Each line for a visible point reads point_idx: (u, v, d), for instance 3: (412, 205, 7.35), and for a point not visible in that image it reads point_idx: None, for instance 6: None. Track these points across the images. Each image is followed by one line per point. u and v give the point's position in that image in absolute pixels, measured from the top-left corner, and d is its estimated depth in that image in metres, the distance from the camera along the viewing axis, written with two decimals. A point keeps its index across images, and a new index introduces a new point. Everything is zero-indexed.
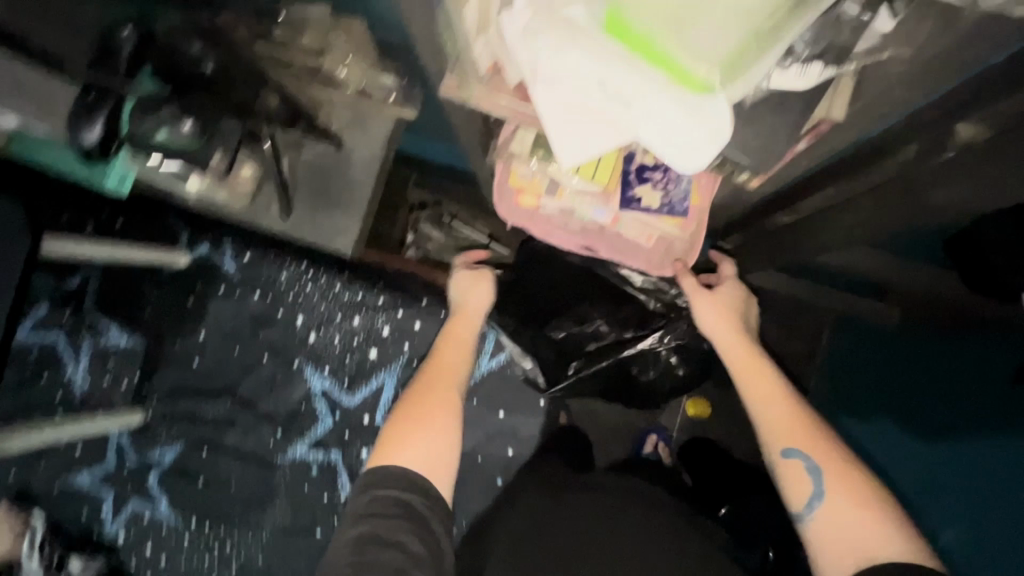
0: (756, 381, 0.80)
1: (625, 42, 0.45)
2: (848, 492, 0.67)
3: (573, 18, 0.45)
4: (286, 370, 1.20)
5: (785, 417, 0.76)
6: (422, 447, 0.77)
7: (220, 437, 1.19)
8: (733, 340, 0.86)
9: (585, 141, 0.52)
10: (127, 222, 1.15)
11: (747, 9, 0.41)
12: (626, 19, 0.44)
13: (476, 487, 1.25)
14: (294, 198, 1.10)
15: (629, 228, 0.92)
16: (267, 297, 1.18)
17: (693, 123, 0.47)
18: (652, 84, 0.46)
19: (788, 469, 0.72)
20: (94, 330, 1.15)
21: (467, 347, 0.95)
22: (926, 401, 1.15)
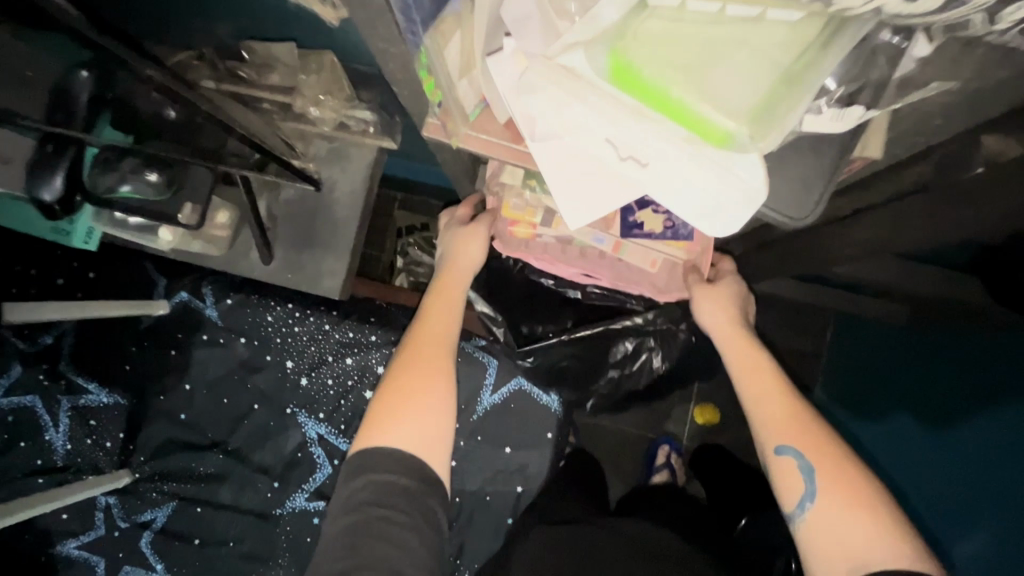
0: (747, 371, 0.68)
1: (634, 93, 0.32)
2: (845, 493, 0.56)
3: (569, 69, 0.33)
4: (279, 417, 1.09)
5: (779, 407, 0.64)
6: (412, 430, 0.66)
7: (214, 494, 1.09)
8: (727, 329, 0.74)
9: (594, 201, 0.41)
10: (100, 274, 1.11)
11: (768, 48, 0.32)
12: (631, 65, 0.32)
13: (490, 535, 1.04)
14: (274, 242, 0.95)
15: (633, 256, 0.80)
16: (253, 342, 1.10)
17: (723, 186, 0.35)
18: (670, 143, 0.33)
19: (777, 469, 0.60)
20: (74, 390, 1.11)
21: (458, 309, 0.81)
22: (947, 391, 0.96)
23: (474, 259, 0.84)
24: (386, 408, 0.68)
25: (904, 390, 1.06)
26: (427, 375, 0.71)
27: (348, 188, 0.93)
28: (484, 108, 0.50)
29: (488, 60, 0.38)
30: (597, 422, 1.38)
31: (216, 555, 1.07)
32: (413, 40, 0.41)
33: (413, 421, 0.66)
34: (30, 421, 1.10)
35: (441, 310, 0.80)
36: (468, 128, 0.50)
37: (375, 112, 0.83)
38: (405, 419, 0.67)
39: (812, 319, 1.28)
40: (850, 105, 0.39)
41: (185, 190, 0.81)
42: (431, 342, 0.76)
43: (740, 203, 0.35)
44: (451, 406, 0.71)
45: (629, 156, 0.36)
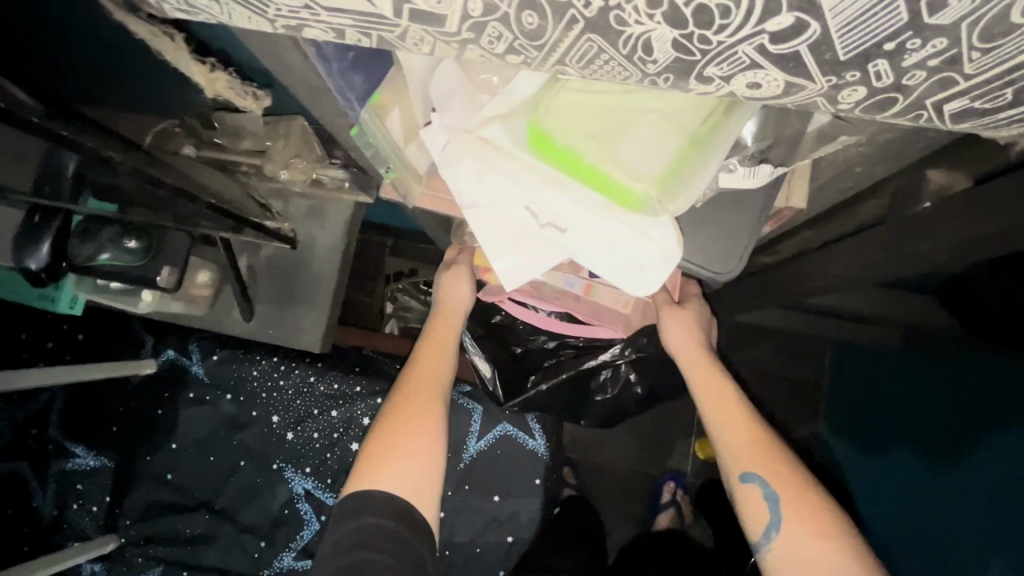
0: (712, 399, 0.71)
1: (551, 159, 0.37)
2: (807, 520, 0.60)
3: (492, 139, 0.37)
4: (266, 473, 1.08)
5: (739, 435, 0.67)
6: (404, 469, 0.67)
7: (198, 557, 1.07)
8: (692, 353, 0.77)
9: (528, 263, 0.45)
10: (89, 336, 1.13)
11: (673, 115, 0.37)
12: (549, 134, 0.36)
13: None
14: (255, 298, 0.96)
15: (606, 297, 0.80)
16: (239, 398, 1.10)
17: (639, 245, 0.40)
18: (588, 205, 0.39)
19: (743, 497, 0.64)
20: (61, 454, 1.11)
21: (446, 352, 0.82)
22: (937, 424, 0.94)
23: (462, 301, 0.85)
24: (377, 448, 0.69)
25: (897, 425, 1.03)
26: (417, 415, 0.72)
27: (327, 243, 0.95)
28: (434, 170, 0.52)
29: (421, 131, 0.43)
30: (598, 462, 1.35)
31: None
32: (352, 115, 0.43)
33: (401, 464, 0.67)
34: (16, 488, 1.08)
35: (433, 351, 0.82)
36: (421, 188, 0.52)
37: (346, 169, 0.86)
38: (398, 458, 0.67)
39: (808, 347, 1.26)
40: (760, 163, 0.42)
41: (163, 256, 0.83)
42: (423, 382, 0.77)
43: (659, 265, 0.41)
44: (441, 445, 0.71)
45: (547, 221, 0.41)
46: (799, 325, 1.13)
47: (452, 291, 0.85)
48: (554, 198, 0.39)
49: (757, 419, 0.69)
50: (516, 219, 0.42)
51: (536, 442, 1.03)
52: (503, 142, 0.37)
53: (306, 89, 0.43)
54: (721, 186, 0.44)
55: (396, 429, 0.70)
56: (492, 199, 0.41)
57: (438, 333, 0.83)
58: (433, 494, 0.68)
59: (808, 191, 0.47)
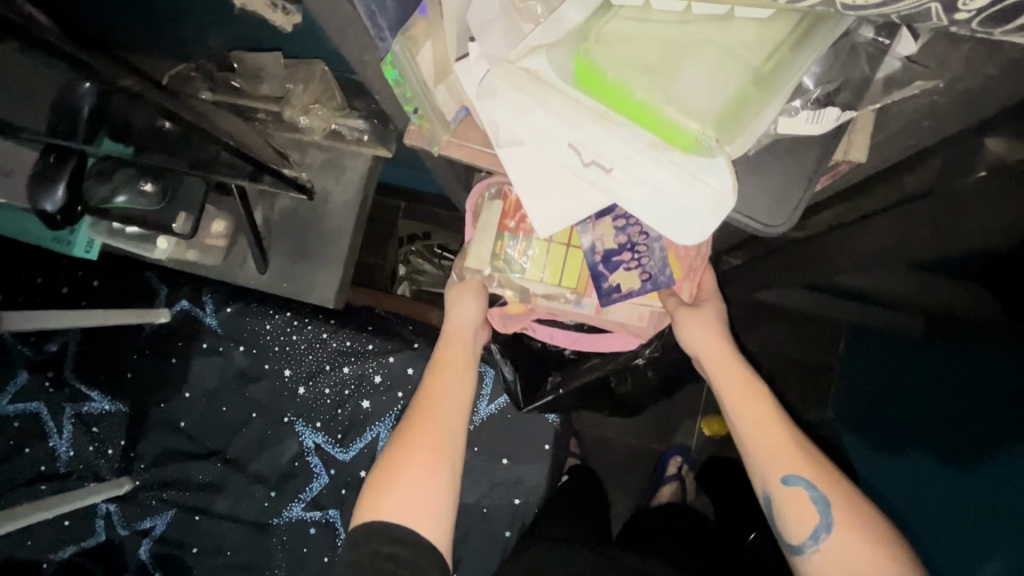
0: (740, 400, 0.69)
1: (598, 95, 0.35)
2: (856, 523, 0.60)
3: (533, 69, 0.35)
4: (277, 426, 1.09)
5: (774, 436, 0.66)
6: (406, 497, 0.66)
7: (210, 503, 1.09)
8: (716, 352, 0.74)
9: (565, 208, 0.44)
10: (103, 283, 1.13)
11: (736, 47, 0.35)
12: (598, 66, 0.34)
13: (484, 546, 1.01)
14: (270, 250, 0.94)
15: (620, 313, 0.80)
16: (252, 350, 1.10)
17: (689, 191, 0.37)
18: (637, 145, 0.36)
19: (788, 500, 0.63)
20: (77, 398, 1.13)
21: (460, 374, 0.79)
22: (948, 420, 0.91)
23: (468, 320, 0.82)
24: (384, 467, 0.69)
25: (903, 409, 1.02)
26: (425, 436, 0.71)
27: (343, 198, 0.93)
28: (463, 115, 0.50)
29: (454, 65, 0.41)
30: (603, 436, 1.35)
31: (212, 565, 1.08)
32: (382, 47, 0.42)
33: (402, 494, 0.66)
34: (33, 428, 1.11)
35: (444, 370, 0.79)
36: (448, 135, 0.51)
37: (368, 121, 0.84)
38: (402, 488, 0.67)
39: (828, 330, 1.24)
40: (825, 105, 0.40)
41: (180, 202, 0.82)
42: (432, 403, 0.75)
43: (710, 210, 0.38)
44: (448, 476, 0.70)
45: (592, 160, 0.38)
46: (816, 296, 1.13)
47: (457, 308, 0.82)
48: (600, 138, 0.37)
49: (789, 420, 0.68)
50: (558, 159, 0.40)
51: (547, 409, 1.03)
52: (548, 75, 0.35)
53: (335, 18, 0.41)
54: (781, 133, 0.42)
55: (397, 458, 0.70)
56: (533, 139, 0.39)
57: (448, 352, 0.81)
58: (440, 517, 0.67)
59: (869, 145, 0.43)
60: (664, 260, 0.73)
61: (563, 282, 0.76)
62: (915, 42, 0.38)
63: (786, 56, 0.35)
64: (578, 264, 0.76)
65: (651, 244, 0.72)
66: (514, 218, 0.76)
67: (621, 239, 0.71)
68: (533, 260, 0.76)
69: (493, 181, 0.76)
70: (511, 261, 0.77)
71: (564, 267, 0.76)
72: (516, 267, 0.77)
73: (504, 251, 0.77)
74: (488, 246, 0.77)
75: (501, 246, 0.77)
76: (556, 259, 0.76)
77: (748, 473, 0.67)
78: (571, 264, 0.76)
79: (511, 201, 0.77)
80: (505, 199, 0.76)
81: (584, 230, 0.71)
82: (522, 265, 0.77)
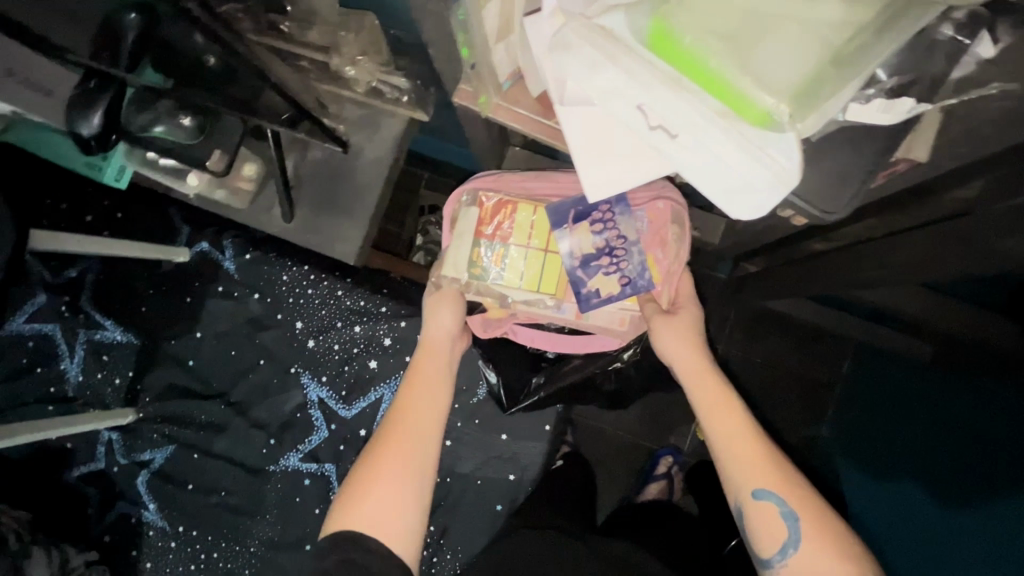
0: (714, 414, 0.70)
1: (670, 61, 0.35)
2: (824, 537, 0.61)
3: (610, 28, 0.35)
4: (284, 375, 1.10)
5: (747, 450, 0.67)
6: (373, 510, 0.67)
7: (210, 443, 1.11)
8: (691, 362, 0.75)
9: (616, 175, 0.44)
10: (126, 215, 1.14)
11: (816, 25, 0.35)
12: (675, 30, 0.34)
13: (474, 516, 1.03)
14: (298, 199, 0.95)
15: (600, 317, 0.82)
16: (266, 299, 1.11)
17: (753, 165, 0.37)
18: (704, 115, 0.36)
19: (757, 516, 0.64)
20: (91, 325, 1.15)
21: (435, 384, 0.79)
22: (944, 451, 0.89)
23: (446, 330, 0.84)
24: (355, 479, 0.71)
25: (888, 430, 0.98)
26: (394, 446, 0.72)
27: (375, 157, 0.93)
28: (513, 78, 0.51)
29: (527, 21, 0.42)
30: (599, 427, 1.35)
31: (206, 503, 1.10)
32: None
33: (369, 507, 0.67)
34: (47, 348, 1.14)
35: (419, 382, 0.80)
36: (495, 95, 0.52)
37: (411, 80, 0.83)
38: (369, 500, 0.68)
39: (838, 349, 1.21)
40: (899, 97, 0.41)
41: (217, 138, 0.83)
42: (404, 414, 0.76)
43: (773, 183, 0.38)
44: (418, 485, 0.71)
45: (658, 124, 0.39)
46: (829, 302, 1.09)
47: (434, 322, 0.84)
48: (670, 102, 0.37)
49: (761, 432, 0.69)
50: (623, 119, 0.41)
51: None
52: (622, 32, 0.35)
53: None
54: (848, 122, 0.43)
55: (366, 470, 0.71)
56: (601, 98, 0.40)
57: (424, 363, 0.81)
58: (406, 527, 0.68)
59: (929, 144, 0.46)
60: (642, 265, 0.77)
61: (542, 288, 0.79)
62: (995, 46, 0.39)
63: (868, 41, 0.35)
64: (556, 269, 0.79)
65: (628, 248, 0.76)
66: (491, 225, 0.78)
67: (600, 243, 0.76)
68: (509, 266, 0.79)
69: (470, 187, 0.80)
70: (487, 268, 0.79)
71: (543, 273, 0.79)
72: (493, 273, 0.79)
73: (480, 259, 0.79)
74: (464, 254, 0.79)
75: (476, 254, 0.79)
76: (537, 263, 0.79)
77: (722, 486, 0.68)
78: (550, 269, 0.79)
79: (486, 208, 0.80)
80: (480, 206, 0.79)
81: (563, 235, 0.76)
82: (499, 272, 0.79)
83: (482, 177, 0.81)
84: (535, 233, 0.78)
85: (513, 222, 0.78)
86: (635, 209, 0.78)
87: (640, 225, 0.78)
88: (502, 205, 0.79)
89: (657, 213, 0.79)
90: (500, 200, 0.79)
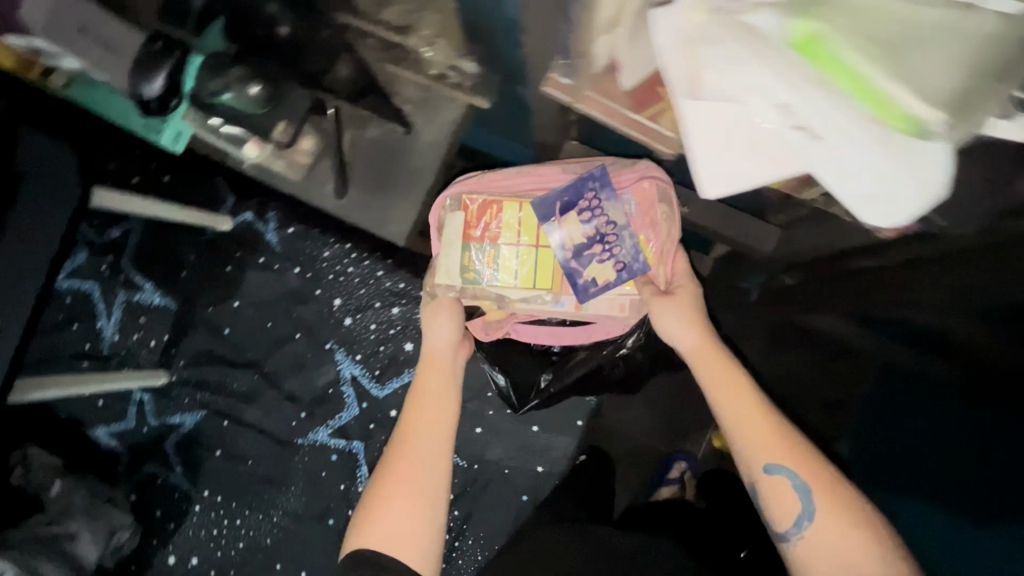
0: (721, 391, 0.69)
1: (820, 65, 0.36)
2: (838, 507, 0.59)
3: (760, 28, 0.36)
4: (318, 351, 1.11)
5: (761, 426, 0.65)
6: (387, 525, 0.68)
7: (241, 411, 1.12)
8: (693, 341, 0.74)
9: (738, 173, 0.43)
10: (172, 179, 1.15)
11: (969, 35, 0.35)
12: (829, 37, 0.35)
13: (499, 504, 1.04)
14: (352, 177, 0.95)
15: (599, 306, 0.81)
16: (306, 274, 1.12)
17: (897, 170, 0.39)
18: (854, 121, 0.36)
19: (772, 490, 0.63)
20: (130, 285, 1.16)
21: (442, 392, 0.79)
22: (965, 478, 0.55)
23: (445, 342, 0.83)
24: (370, 498, 0.72)
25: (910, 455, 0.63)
26: (403, 460, 0.73)
27: (431, 140, 0.93)
28: (604, 72, 0.52)
29: (653, 14, 0.39)
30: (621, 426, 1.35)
31: (233, 470, 1.11)
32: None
33: (381, 523, 0.68)
34: (85, 306, 1.16)
35: (423, 393, 0.79)
36: (585, 89, 0.54)
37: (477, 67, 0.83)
38: (382, 515, 0.69)
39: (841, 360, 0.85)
40: None
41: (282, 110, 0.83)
42: (411, 426, 0.76)
43: (914, 193, 0.39)
44: (430, 494, 0.71)
45: (799, 125, 0.39)
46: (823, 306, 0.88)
47: (434, 331, 0.83)
48: (816, 106, 0.37)
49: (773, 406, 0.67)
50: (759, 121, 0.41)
51: None
52: (772, 33, 0.36)
53: None
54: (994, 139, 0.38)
55: (378, 486, 0.72)
56: (741, 97, 0.39)
57: (426, 381, 0.80)
58: (422, 536, 0.69)
59: None
60: (636, 248, 0.78)
61: (538, 283, 0.79)
62: None
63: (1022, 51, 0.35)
64: (549, 262, 0.79)
65: (618, 234, 0.77)
66: (478, 227, 0.79)
67: (589, 234, 0.77)
68: (501, 266, 0.79)
69: (454, 192, 0.81)
70: (480, 271, 0.80)
71: (537, 269, 0.79)
72: (487, 275, 0.80)
73: (472, 262, 0.80)
74: (456, 260, 0.80)
75: (468, 258, 0.80)
76: (530, 258, 0.79)
77: (737, 464, 0.67)
78: (544, 263, 0.79)
79: (472, 210, 0.80)
80: (466, 209, 0.80)
81: (552, 228, 0.77)
82: (492, 274, 0.80)
83: (465, 180, 0.82)
84: (523, 229, 0.79)
85: (500, 221, 0.79)
86: (621, 193, 0.79)
87: (629, 209, 0.79)
88: (487, 205, 0.80)
89: (643, 194, 0.80)
90: (485, 201, 0.80)
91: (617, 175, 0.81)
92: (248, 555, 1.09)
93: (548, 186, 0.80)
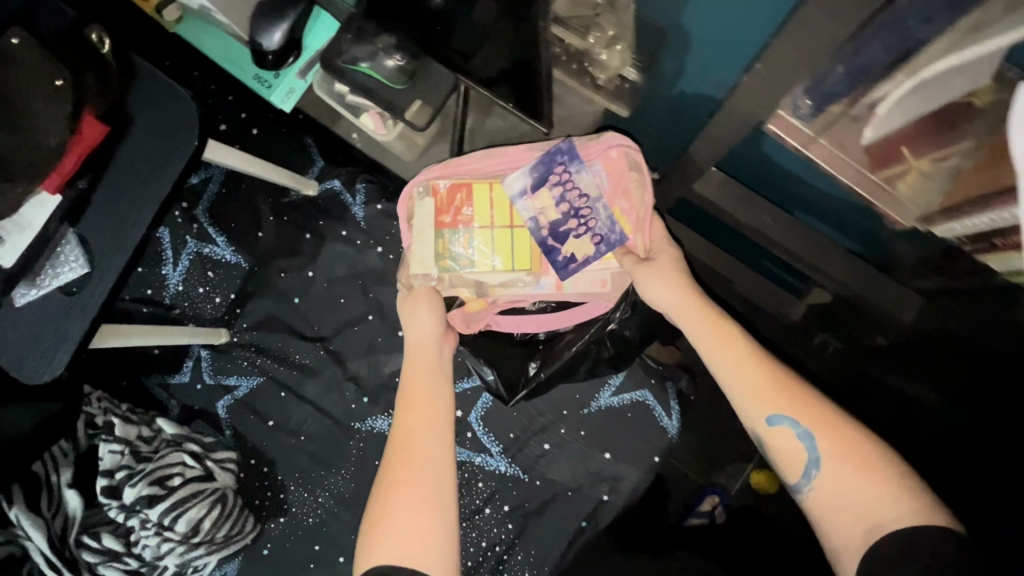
0: (714, 343, 0.64)
1: None
2: (846, 450, 0.55)
3: None
4: (390, 336, 1.07)
5: (759, 375, 0.60)
6: (397, 530, 0.60)
7: (301, 385, 1.08)
8: (684, 301, 0.69)
9: None
10: (261, 132, 1.09)
11: None
12: None
13: (557, 525, 1.00)
14: None
15: (580, 286, 0.81)
16: (389, 255, 1.07)
17: None
18: None
19: (776, 443, 0.58)
20: (202, 236, 1.11)
21: (433, 376, 0.72)
22: None
23: (429, 334, 0.77)
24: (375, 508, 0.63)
25: None
26: (398, 456, 0.65)
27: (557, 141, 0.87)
28: (845, 124, 0.50)
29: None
30: None
31: (284, 444, 1.08)
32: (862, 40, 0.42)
33: (386, 532, 0.60)
34: (153, 250, 1.11)
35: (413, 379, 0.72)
36: (819, 135, 0.51)
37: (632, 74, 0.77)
38: (387, 520, 0.61)
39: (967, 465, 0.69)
40: None
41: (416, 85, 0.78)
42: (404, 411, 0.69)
43: None
44: (435, 485, 0.64)
45: None
46: (915, 368, 0.73)
47: (414, 321, 0.77)
48: None
49: (769, 354, 0.63)
50: None
51: (670, 422, 1.01)
52: None
53: None
54: None
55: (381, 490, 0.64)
56: None
57: (413, 380, 0.72)
58: (435, 535, 0.61)
59: None
60: (612, 219, 0.76)
61: (516, 265, 0.79)
62: None
63: None
64: (526, 244, 0.79)
65: (590, 207, 0.76)
66: (450, 212, 0.78)
67: (561, 209, 0.76)
68: (477, 250, 0.79)
69: (422, 178, 0.79)
70: (456, 257, 0.79)
71: (515, 251, 0.79)
72: (462, 260, 0.78)
73: (447, 249, 0.79)
74: (430, 248, 0.78)
75: (443, 245, 0.78)
76: (506, 241, 0.78)
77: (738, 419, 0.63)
78: (521, 244, 0.79)
79: (441, 195, 0.79)
80: (434, 194, 0.78)
81: (523, 205, 0.77)
82: (469, 259, 0.79)
83: (432, 166, 0.80)
84: (495, 210, 0.78)
85: (471, 205, 0.78)
86: (590, 163, 0.76)
87: (600, 180, 0.76)
88: (456, 188, 0.78)
89: (614, 164, 0.77)
90: (453, 184, 0.78)
91: (586, 146, 0.78)
92: (288, 531, 1.06)
93: (516, 165, 0.78)
